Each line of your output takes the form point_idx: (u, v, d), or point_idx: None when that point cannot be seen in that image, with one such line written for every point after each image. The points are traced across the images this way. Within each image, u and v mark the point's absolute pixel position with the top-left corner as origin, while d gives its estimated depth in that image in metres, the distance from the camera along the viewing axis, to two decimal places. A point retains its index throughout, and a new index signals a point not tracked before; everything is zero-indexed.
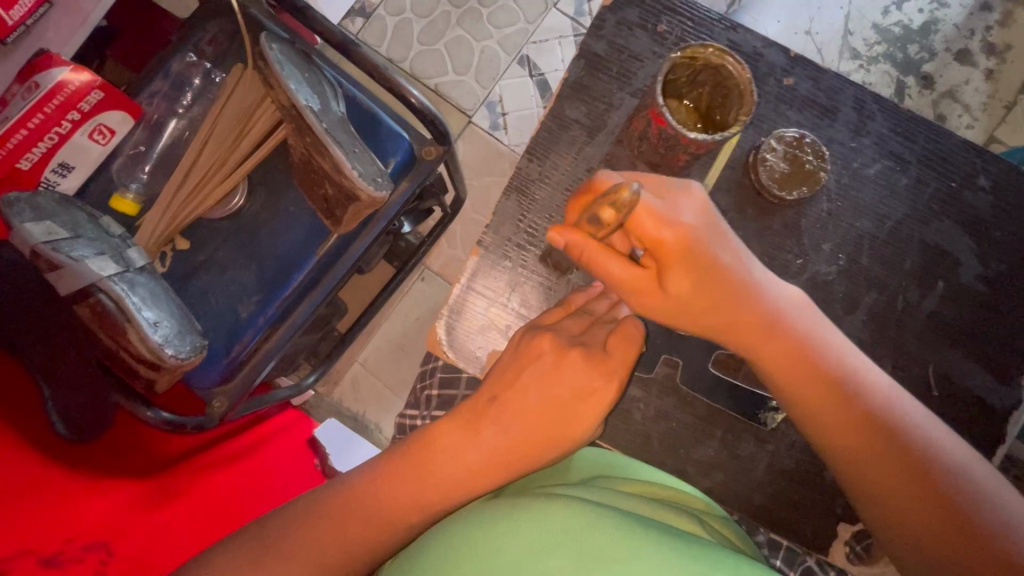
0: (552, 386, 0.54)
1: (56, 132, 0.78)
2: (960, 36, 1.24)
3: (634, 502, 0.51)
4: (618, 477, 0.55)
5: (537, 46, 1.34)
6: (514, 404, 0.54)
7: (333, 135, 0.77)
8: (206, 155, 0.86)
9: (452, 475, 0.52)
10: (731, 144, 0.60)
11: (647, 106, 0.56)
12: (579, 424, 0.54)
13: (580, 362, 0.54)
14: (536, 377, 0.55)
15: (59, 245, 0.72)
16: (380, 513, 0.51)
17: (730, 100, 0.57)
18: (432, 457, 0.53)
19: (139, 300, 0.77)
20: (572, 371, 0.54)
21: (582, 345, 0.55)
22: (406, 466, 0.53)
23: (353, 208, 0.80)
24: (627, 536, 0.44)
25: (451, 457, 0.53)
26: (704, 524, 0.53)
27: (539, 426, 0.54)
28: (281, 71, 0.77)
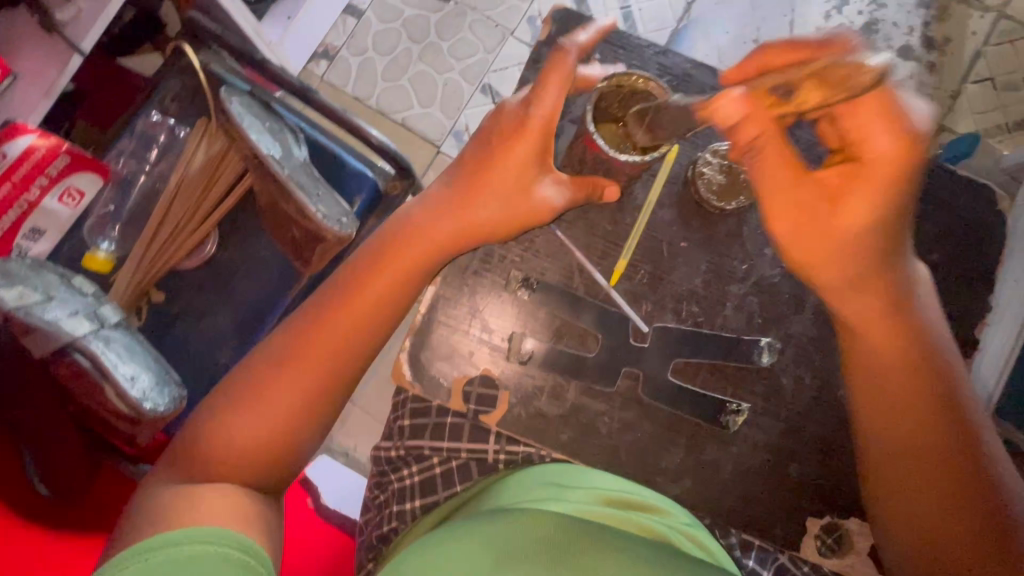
0: (499, 176, 0.54)
1: (26, 199, 0.81)
2: (901, 33, 1.30)
3: (598, 513, 0.54)
4: (581, 489, 0.57)
5: (498, 74, 1.38)
6: (462, 219, 0.55)
7: (296, 179, 0.79)
8: (174, 207, 0.88)
9: (374, 306, 0.54)
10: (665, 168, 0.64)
11: (582, 133, 0.59)
12: (530, 204, 0.55)
13: (506, 146, 0.53)
14: (471, 178, 0.54)
15: (31, 309, 0.74)
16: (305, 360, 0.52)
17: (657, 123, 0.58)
18: (358, 289, 0.54)
19: (116, 356, 0.77)
20: (488, 186, 0.54)
21: (510, 134, 0.53)
22: (334, 303, 0.53)
23: (320, 248, 0.82)
24: (588, 547, 0.47)
25: (378, 285, 0.54)
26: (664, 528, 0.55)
27: (459, 221, 0.55)
28: (242, 123, 0.81)
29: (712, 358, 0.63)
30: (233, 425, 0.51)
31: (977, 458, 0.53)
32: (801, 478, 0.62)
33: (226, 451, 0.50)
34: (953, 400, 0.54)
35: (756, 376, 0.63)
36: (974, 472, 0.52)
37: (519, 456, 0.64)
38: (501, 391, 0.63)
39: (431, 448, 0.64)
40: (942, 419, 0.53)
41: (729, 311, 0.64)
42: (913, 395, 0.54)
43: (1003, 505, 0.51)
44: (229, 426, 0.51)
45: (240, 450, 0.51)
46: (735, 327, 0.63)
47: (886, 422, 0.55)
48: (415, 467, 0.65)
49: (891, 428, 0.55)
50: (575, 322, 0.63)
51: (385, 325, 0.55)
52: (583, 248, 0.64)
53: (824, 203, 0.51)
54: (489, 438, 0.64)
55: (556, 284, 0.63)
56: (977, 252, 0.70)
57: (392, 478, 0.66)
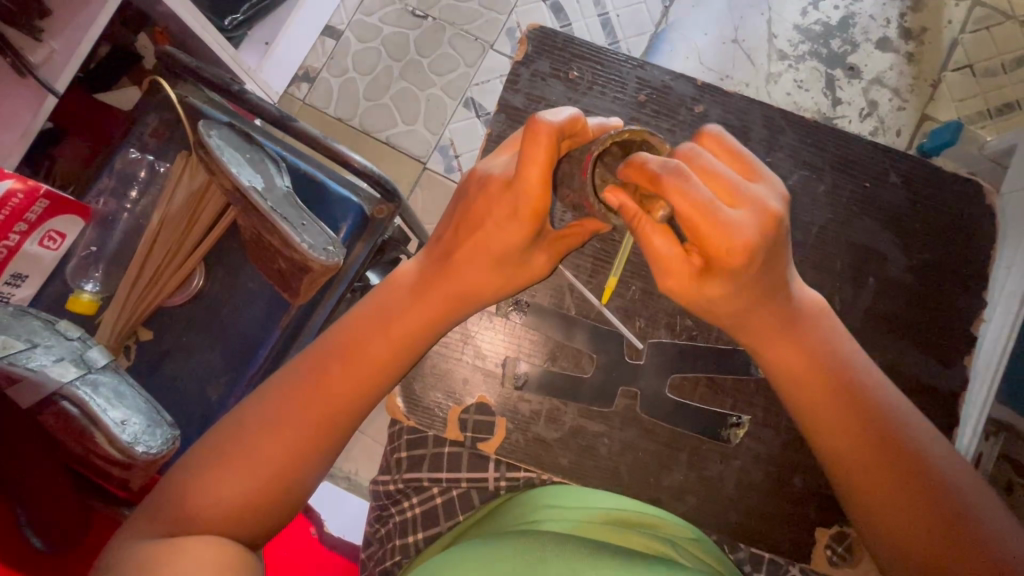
0: (485, 244, 0.53)
1: (5, 245, 0.78)
2: (878, 25, 1.31)
3: (607, 533, 0.53)
4: (589, 508, 0.56)
5: (480, 87, 1.38)
6: (452, 286, 0.55)
7: (280, 211, 0.79)
8: (159, 245, 0.88)
9: (365, 366, 0.54)
10: None
11: None
12: (523, 270, 0.56)
13: (505, 223, 0.51)
14: (465, 250, 0.54)
15: (15, 358, 0.72)
16: (298, 419, 0.52)
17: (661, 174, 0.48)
18: (348, 355, 0.54)
19: (105, 401, 0.76)
20: (476, 258, 0.54)
21: (505, 207, 0.51)
22: (323, 368, 0.53)
23: (307, 278, 0.81)
24: (601, 563, 0.46)
25: (365, 352, 0.54)
26: (678, 548, 0.53)
27: (448, 286, 0.55)
28: (222, 156, 0.81)
29: (710, 371, 0.62)
30: (224, 484, 0.50)
31: (917, 455, 0.54)
32: (807, 487, 0.61)
33: (216, 509, 0.50)
34: (878, 406, 0.55)
35: (755, 387, 0.62)
36: (916, 467, 0.53)
37: (519, 481, 0.63)
38: (499, 417, 0.62)
39: (431, 480, 0.63)
40: (875, 426, 0.55)
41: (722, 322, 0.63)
42: (842, 409, 0.55)
43: (959, 496, 0.52)
44: (210, 488, 0.50)
45: (235, 504, 0.50)
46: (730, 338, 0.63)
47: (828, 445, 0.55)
48: (415, 500, 0.63)
49: (838, 446, 0.55)
50: (569, 342, 0.62)
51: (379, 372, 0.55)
52: (572, 267, 0.63)
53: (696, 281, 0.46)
54: (488, 465, 0.63)
55: (544, 306, 0.63)
56: (968, 246, 0.70)
57: (392, 512, 0.64)
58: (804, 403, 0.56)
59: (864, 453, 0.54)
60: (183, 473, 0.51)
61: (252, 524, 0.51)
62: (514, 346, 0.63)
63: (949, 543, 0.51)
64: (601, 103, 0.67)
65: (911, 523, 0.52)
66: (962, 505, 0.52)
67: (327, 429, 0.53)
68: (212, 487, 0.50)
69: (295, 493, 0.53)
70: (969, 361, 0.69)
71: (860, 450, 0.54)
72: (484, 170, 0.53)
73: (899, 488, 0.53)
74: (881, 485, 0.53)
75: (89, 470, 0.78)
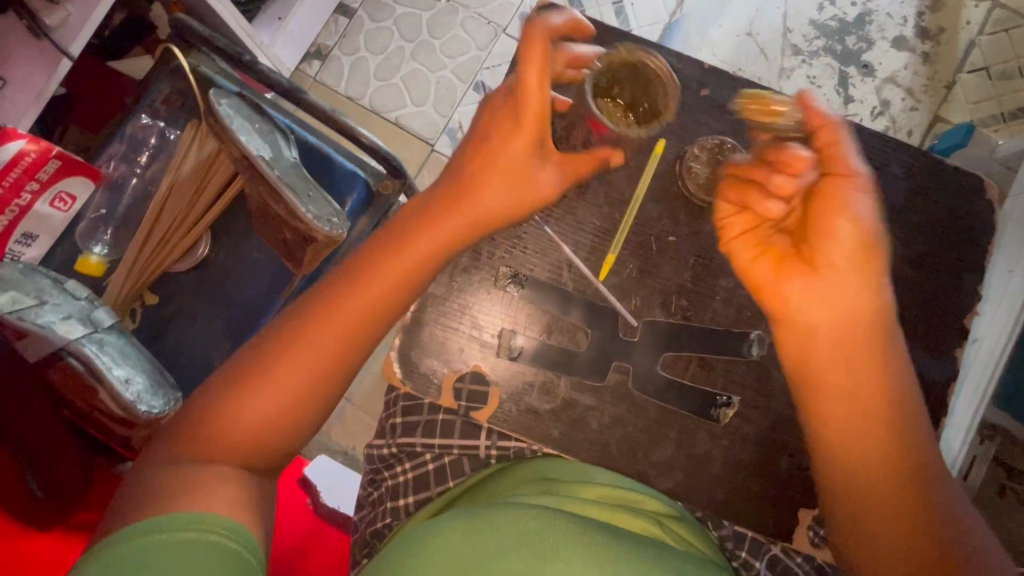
0: (498, 155, 0.55)
1: (17, 205, 0.80)
2: (894, 23, 1.30)
3: (595, 508, 0.54)
4: (581, 483, 0.57)
5: (491, 71, 1.38)
6: (464, 206, 0.56)
7: (287, 181, 0.80)
8: (167, 210, 0.89)
9: (368, 293, 0.54)
10: (647, 173, 0.64)
11: (582, 112, 0.59)
12: (532, 187, 0.56)
13: (510, 130, 0.54)
14: (477, 165, 0.55)
15: (24, 313, 0.74)
16: (303, 350, 0.52)
17: (652, 90, 0.61)
18: (357, 276, 0.54)
19: (109, 359, 0.78)
20: (497, 173, 0.55)
21: (517, 118, 0.54)
22: (329, 297, 0.53)
23: (311, 249, 0.82)
24: (584, 543, 0.46)
25: (366, 280, 0.53)
26: (663, 526, 0.54)
27: (461, 204, 0.56)
28: (232, 124, 0.82)
29: (703, 351, 0.63)
30: (231, 419, 0.51)
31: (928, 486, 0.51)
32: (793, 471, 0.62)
33: (223, 446, 0.50)
34: (908, 424, 0.53)
35: (745, 370, 0.63)
36: (921, 496, 0.51)
37: (510, 452, 0.64)
38: (492, 387, 0.63)
39: (423, 445, 0.64)
40: (896, 445, 0.52)
41: (716, 304, 0.63)
42: (874, 423, 0.52)
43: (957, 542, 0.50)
44: (218, 425, 0.50)
45: (244, 438, 0.51)
46: (723, 320, 0.63)
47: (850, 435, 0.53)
48: (408, 464, 0.65)
49: (854, 453, 0.53)
50: (565, 317, 0.63)
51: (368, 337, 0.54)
52: (571, 243, 0.64)
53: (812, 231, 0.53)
54: (480, 433, 0.64)
55: (542, 280, 0.63)
56: (970, 241, 0.70)
57: (386, 476, 0.66)
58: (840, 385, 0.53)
59: (874, 470, 0.52)
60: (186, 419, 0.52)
61: (267, 447, 0.52)
62: (510, 318, 0.64)
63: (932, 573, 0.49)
64: None
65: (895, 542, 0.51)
66: (960, 547, 0.49)
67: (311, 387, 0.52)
68: (218, 426, 0.50)
69: (304, 427, 0.53)
70: (962, 354, 0.70)
71: (872, 464, 0.52)
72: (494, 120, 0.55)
73: (898, 513, 0.51)
74: (881, 507, 0.52)
75: (89, 427, 0.79)
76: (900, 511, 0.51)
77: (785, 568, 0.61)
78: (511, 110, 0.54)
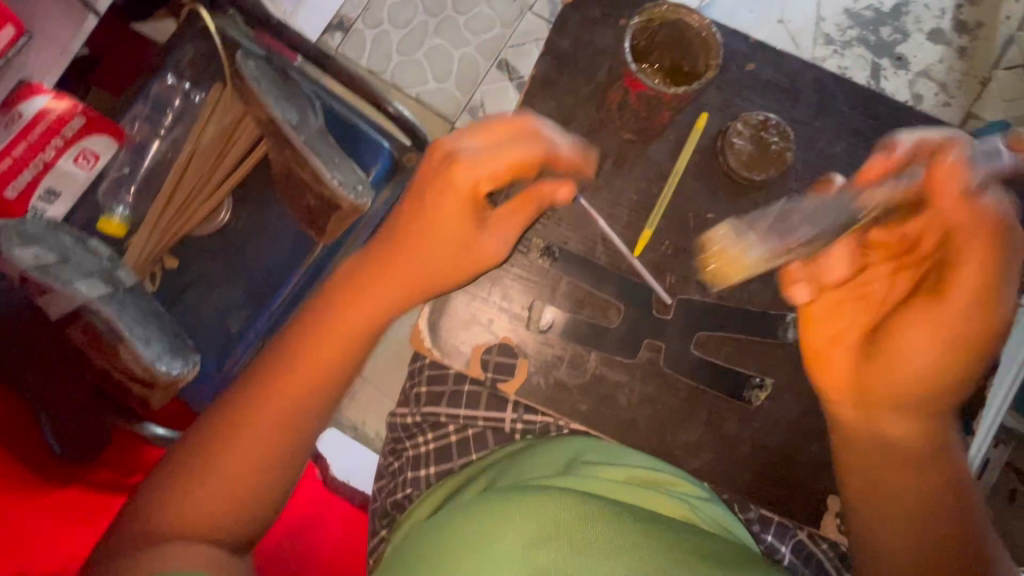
0: (436, 224, 0.53)
1: (41, 159, 0.81)
2: (931, 15, 1.26)
3: (619, 491, 0.53)
4: (609, 465, 0.56)
5: (515, 49, 1.35)
6: (409, 269, 0.54)
7: (313, 146, 0.77)
8: (189, 172, 0.86)
9: (349, 330, 0.52)
10: (690, 146, 0.63)
11: (623, 76, 0.57)
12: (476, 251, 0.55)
13: (451, 199, 0.53)
14: (415, 233, 0.54)
15: (49, 269, 0.74)
16: (257, 416, 0.50)
17: (694, 50, 0.59)
18: (302, 343, 0.52)
19: (130, 319, 0.77)
20: (459, 205, 0.53)
21: (439, 188, 0.53)
22: (272, 363, 0.52)
23: (335, 217, 0.81)
24: (615, 529, 0.45)
25: (335, 331, 0.52)
26: (694, 508, 0.54)
27: (405, 271, 0.54)
28: (259, 86, 0.79)
29: (735, 332, 0.62)
30: (197, 495, 0.48)
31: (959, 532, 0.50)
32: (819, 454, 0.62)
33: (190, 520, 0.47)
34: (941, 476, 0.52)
35: (780, 353, 0.62)
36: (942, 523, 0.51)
37: (536, 426, 0.64)
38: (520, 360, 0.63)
39: (447, 416, 0.64)
40: (913, 479, 0.53)
41: (753, 284, 0.63)
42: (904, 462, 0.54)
43: None
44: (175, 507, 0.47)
45: (204, 519, 0.48)
46: (761, 301, 0.63)
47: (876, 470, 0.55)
48: (430, 435, 0.64)
49: (878, 486, 0.54)
50: (599, 292, 0.63)
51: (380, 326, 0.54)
52: (606, 216, 0.63)
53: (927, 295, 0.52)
54: (506, 407, 0.64)
55: (578, 253, 0.62)
56: None
57: (407, 445, 0.66)
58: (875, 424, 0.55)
59: (892, 497, 0.53)
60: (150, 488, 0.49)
61: (257, 488, 0.50)
62: (539, 290, 0.63)
63: None
64: None
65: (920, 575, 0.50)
66: None
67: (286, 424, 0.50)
68: (182, 503, 0.47)
69: (296, 464, 0.52)
70: None
71: (895, 483, 0.53)
72: (451, 168, 0.52)
73: (920, 535, 0.51)
74: (901, 527, 0.52)
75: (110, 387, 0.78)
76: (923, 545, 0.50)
77: (811, 554, 0.61)
78: (437, 183, 0.53)
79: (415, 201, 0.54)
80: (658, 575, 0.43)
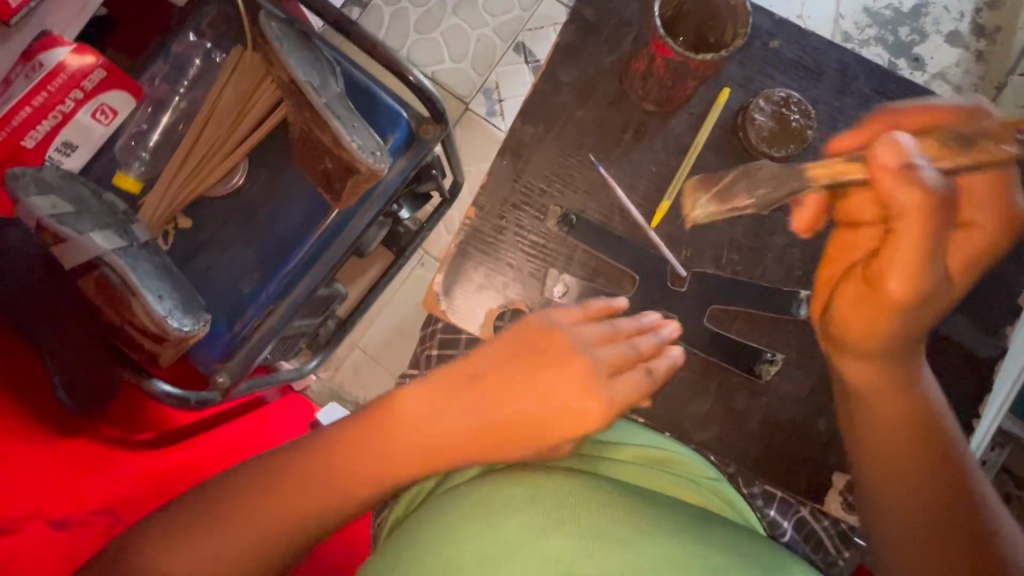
0: (559, 378, 0.54)
1: (59, 111, 0.80)
2: (951, 18, 1.26)
3: (635, 474, 0.55)
4: (621, 445, 0.59)
5: (533, 32, 1.32)
6: (491, 391, 0.54)
7: (333, 109, 0.77)
8: (205, 135, 0.87)
9: (415, 438, 0.54)
10: (711, 118, 0.69)
11: (648, 42, 0.62)
12: (571, 416, 0.52)
13: (581, 374, 0.53)
14: (497, 373, 0.55)
15: (64, 219, 0.73)
16: (309, 491, 0.53)
17: (721, 20, 0.63)
18: (391, 428, 0.55)
19: (143, 274, 0.77)
20: (574, 373, 0.54)
21: (568, 357, 0.54)
22: (357, 436, 0.55)
23: (352, 180, 0.80)
24: (636, 510, 0.46)
25: (405, 435, 0.54)
26: (698, 487, 0.57)
27: (477, 390, 0.55)
28: (281, 47, 0.77)
29: (748, 305, 0.70)
30: (195, 546, 0.50)
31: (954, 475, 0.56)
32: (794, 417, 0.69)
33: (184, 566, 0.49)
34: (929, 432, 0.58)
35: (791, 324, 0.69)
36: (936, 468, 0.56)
37: None
38: None
39: None
40: (907, 438, 0.58)
41: (769, 259, 0.71)
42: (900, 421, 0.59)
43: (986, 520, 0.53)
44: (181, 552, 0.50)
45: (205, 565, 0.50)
46: (773, 277, 0.71)
47: (875, 431, 0.60)
48: None
49: (878, 449, 0.59)
50: (609, 261, 0.70)
51: (464, 416, 0.54)
52: (627, 186, 0.71)
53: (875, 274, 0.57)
54: None
55: (586, 223, 0.70)
56: None
57: None
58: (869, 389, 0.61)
59: (913, 473, 0.56)
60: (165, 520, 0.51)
61: (258, 547, 0.51)
62: (548, 256, 0.71)
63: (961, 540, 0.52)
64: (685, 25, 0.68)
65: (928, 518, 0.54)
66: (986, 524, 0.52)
67: (337, 492, 0.54)
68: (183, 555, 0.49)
69: (288, 497, 0.53)
70: None
71: (896, 442, 0.58)
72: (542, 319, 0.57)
73: (928, 482, 0.56)
74: (916, 493, 0.56)
75: None
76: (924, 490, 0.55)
77: (811, 531, 0.67)
78: (544, 338, 0.56)
79: (521, 338, 0.57)
80: (677, 546, 0.44)
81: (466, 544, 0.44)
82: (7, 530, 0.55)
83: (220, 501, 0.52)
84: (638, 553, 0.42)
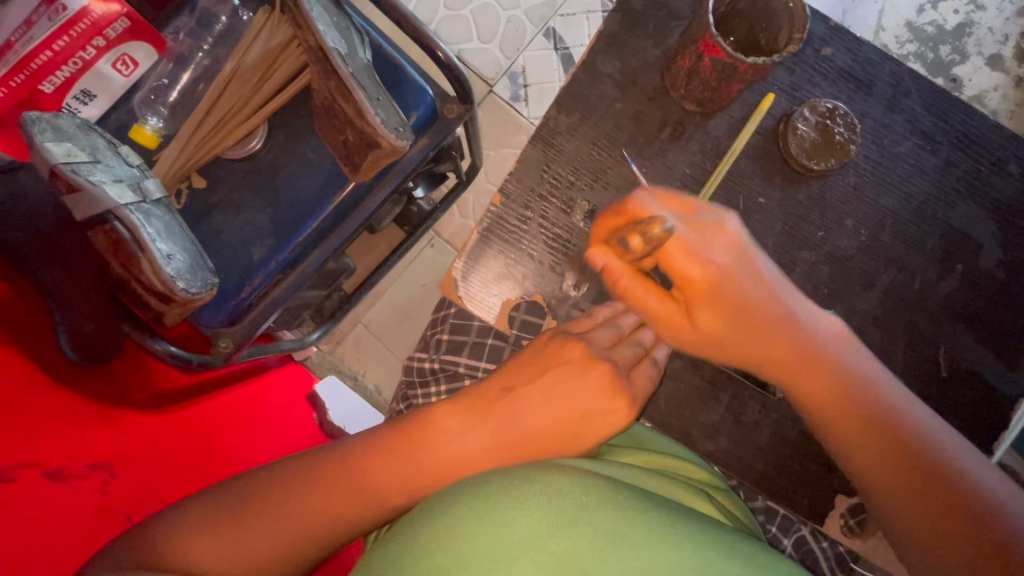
0: (574, 393, 0.57)
1: (80, 58, 0.79)
2: (994, 40, 1.20)
3: (641, 475, 0.54)
4: (629, 451, 0.60)
5: (565, 19, 1.27)
6: (527, 400, 0.57)
7: (359, 80, 0.74)
8: (226, 95, 0.85)
9: (447, 458, 0.55)
10: (757, 120, 0.67)
11: (697, 39, 0.60)
12: (589, 433, 0.57)
13: (604, 384, 0.57)
14: (531, 389, 0.57)
15: (77, 168, 0.71)
16: (337, 483, 0.54)
17: (775, 22, 0.62)
18: (428, 437, 0.56)
19: (154, 231, 0.74)
20: (598, 380, 0.57)
21: (589, 365, 0.58)
22: (401, 443, 0.56)
23: (372, 155, 0.79)
24: (645, 512, 0.45)
25: (442, 448, 0.55)
26: (711, 499, 0.56)
27: (506, 408, 0.57)
28: (311, 10, 0.73)
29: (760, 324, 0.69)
30: (210, 541, 0.50)
31: (937, 462, 0.54)
32: (801, 433, 0.69)
33: (205, 558, 0.49)
34: (889, 426, 0.56)
35: None
36: (915, 459, 0.55)
37: None
38: (545, 320, 0.70)
39: (465, 366, 0.70)
40: (876, 437, 0.56)
41: (796, 275, 0.69)
42: (858, 421, 0.57)
43: (983, 501, 0.53)
44: (202, 538, 0.50)
45: (229, 558, 0.50)
46: (801, 293, 0.70)
47: (849, 441, 0.57)
48: (443, 383, 0.70)
49: (858, 455, 0.57)
50: None
51: (502, 447, 0.56)
52: (656, 188, 0.70)
53: (687, 321, 0.57)
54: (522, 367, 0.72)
55: None
56: None
57: (419, 392, 0.72)
58: (817, 407, 0.59)
59: (908, 490, 0.54)
60: (190, 502, 0.52)
61: (282, 542, 0.51)
62: (569, 251, 0.70)
63: (967, 532, 0.52)
64: (736, 22, 0.66)
65: (930, 516, 0.53)
66: (983, 502, 0.52)
67: (367, 502, 0.54)
68: (202, 542, 0.50)
69: (309, 481, 0.54)
70: None
71: (874, 448, 0.56)
72: (560, 332, 0.60)
73: (914, 475, 0.54)
74: (910, 496, 0.54)
75: (125, 298, 0.76)
76: (915, 489, 0.54)
77: (809, 550, 0.68)
78: (568, 352, 0.59)
79: (540, 350, 0.60)
80: (693, 556, 0.42)
81: (471, 538, 0.42)
82: (3, 479, 0.53)
83: (241, 489, 0.53)
84: (652, 556, 0.41)
